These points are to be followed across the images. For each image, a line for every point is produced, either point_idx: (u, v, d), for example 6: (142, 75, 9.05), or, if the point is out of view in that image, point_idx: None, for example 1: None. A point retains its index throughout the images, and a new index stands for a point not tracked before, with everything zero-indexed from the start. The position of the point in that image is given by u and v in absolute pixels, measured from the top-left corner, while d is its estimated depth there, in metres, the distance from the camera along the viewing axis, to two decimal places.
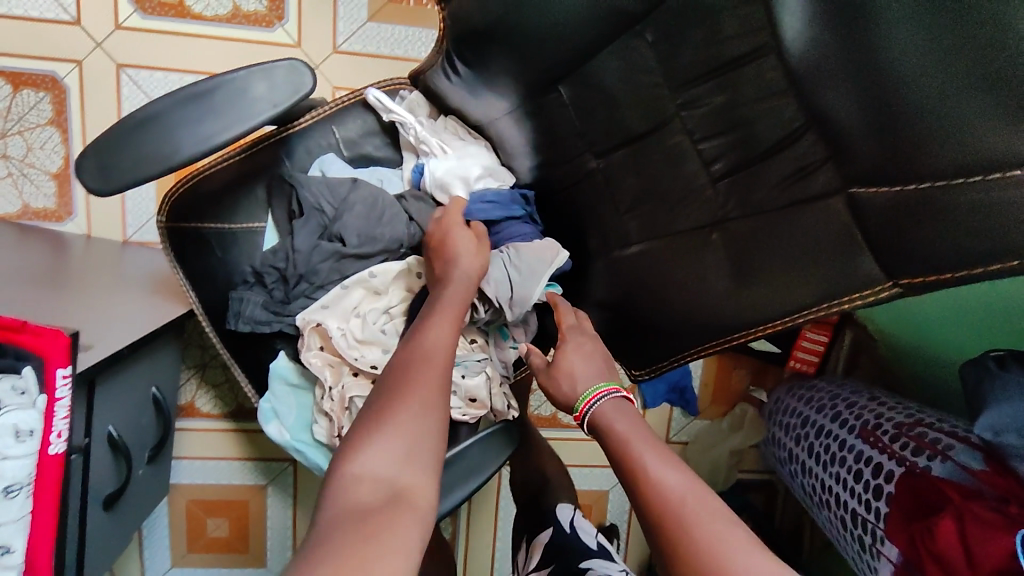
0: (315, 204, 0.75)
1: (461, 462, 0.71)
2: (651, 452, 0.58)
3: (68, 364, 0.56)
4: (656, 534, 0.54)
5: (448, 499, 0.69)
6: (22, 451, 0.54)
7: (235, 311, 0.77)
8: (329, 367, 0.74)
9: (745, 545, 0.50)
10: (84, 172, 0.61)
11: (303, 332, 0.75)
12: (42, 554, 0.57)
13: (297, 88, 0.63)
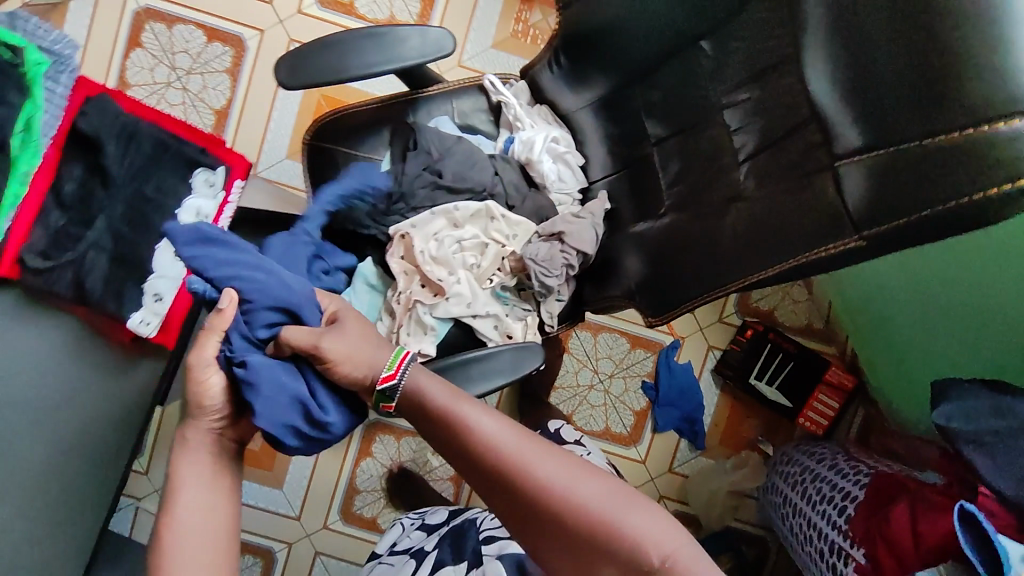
0: (426, 145, 0.94)
1: (488, 362, 0.85)
2: (469, 410, 0.74)
3: (241, 179, 0.96)
4: (504, 478, 0.69)
5: (472, 387, 0.83)
6: (195, 225, 0.90)
7: (339, 214, 0.96)
8: (404, 271, 0.94)
9: (580, 476, 0.67)
10: (278, 70, 0.83)
11: (392, 242, 0.95)
12: (177, 314, 0.88)
13: (440, 48, 0.85)
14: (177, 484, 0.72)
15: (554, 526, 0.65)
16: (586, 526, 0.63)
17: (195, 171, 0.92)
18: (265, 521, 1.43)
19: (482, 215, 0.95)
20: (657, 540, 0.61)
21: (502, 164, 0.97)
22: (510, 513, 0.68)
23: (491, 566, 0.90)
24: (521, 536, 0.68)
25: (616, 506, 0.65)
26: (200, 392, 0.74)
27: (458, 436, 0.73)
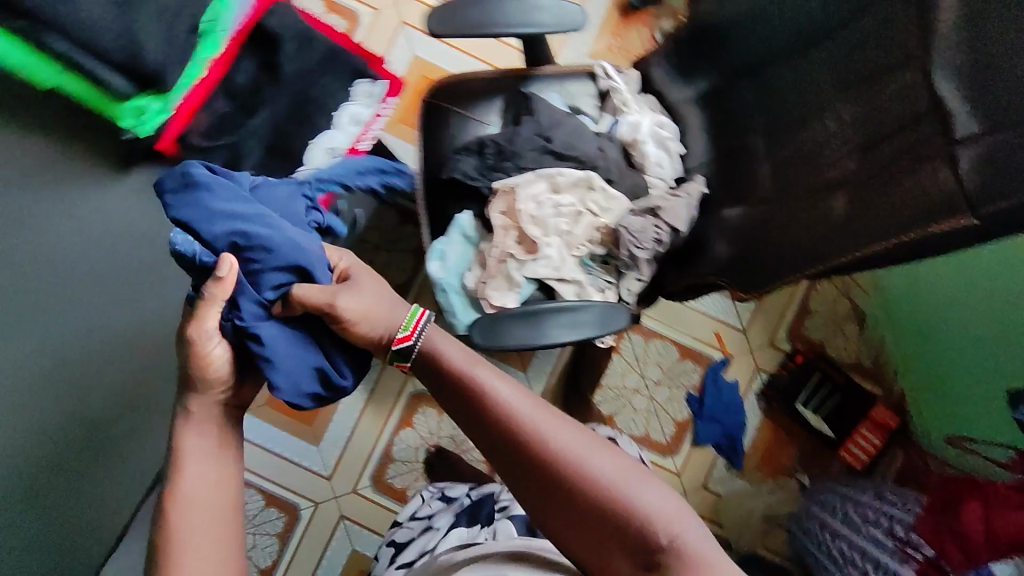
0: (539, 113, 1.01)
1: (580, 314, 0.88)
2: (486, 371, 0.72)
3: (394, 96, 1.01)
4: (515, 447, 0.67)
5: (566, 336, 0.86)
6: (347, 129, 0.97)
7: (448, 166, 1.02)
8: (504, 226, 1.00)
9: (595, 450, 0.66)
10: (429, 19, 0.90)
11: (495, 196, 1.00)
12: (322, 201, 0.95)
13: (575, 23, 0.92)
14: (182, 455, 0.71)
15: (564, 500, 0.64)
16: (597, 502, 0.63)
17: (355, 83, 0.98)
18: (298, 476, 1.45)
19: (583, 185, 0.99)
20: (669, 523, 0.61)
21: (606, 142, 1.02)
22: (519, 484, 0.67)
23: (501, 526, 0.97)
24: (530, 507, 0.67)
25: (630, 482, 0.64)
26: (205, 363, 0.71)
27: (471, 401, 0.71)
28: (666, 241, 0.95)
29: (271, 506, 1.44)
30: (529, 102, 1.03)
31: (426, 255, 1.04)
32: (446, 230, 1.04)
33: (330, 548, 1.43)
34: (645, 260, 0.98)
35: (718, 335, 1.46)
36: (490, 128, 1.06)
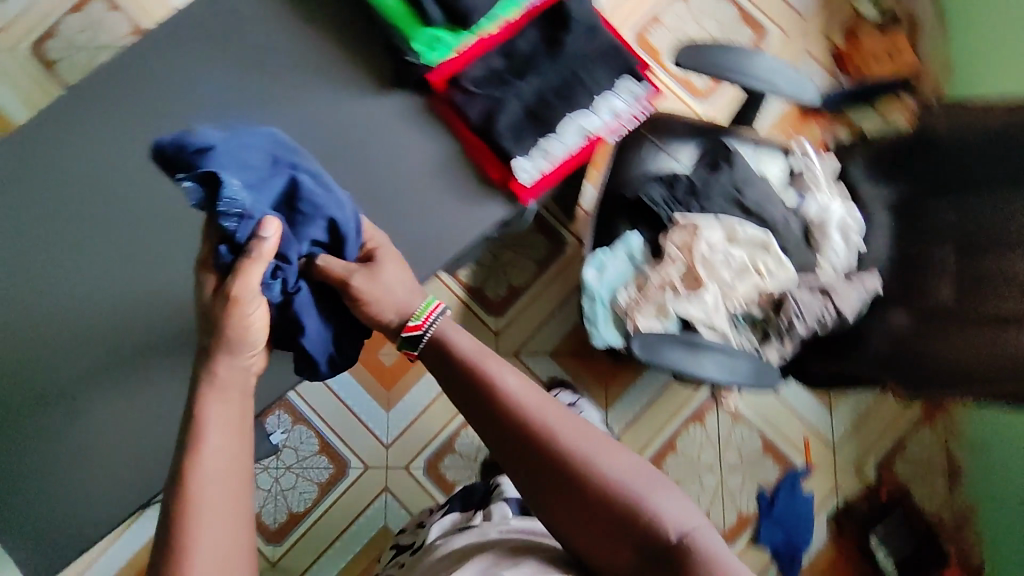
0: (738, 168, 1.05)
1: (725, 356, 0.89)
2: (493, 366, 0.72)
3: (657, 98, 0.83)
4: (524, 442, 0.66)
5: (711, 372, 0.87)
6: (601, 116, 0.81)
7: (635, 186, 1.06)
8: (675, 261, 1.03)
9: (605, 450, 0.66)
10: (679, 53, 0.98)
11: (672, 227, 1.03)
12: (548, 179, 0.81)
13: (806, 94, 0.98)
14: (199, 440, 0.66)
15: (569, 494, 0.64)
16: (609, 502, 0.63)
17: (624, 75, 0.81)
18: (358, 435, 1.47)
19: (758, 245, 1.01)
20: (680, 524, 0.62)
21: (791, 215, 1.04)
22: (526, 479, 0.66)
23: (496, 505, 0.92)
24: (537, 503, 0.66)
25: (637, 480, 0.64)
26: (240, 327, 0.69)
27: (480, 390, 0.70)
28: (830, 321, 0.95)
29: (323, 455, 1.46)
30: (729, 154, 1.06)
31: (585, 261, 1.08)
32: (613, 243, 1.08)
33: (362, 516, 1.43)
34: (799, 336, 0.97)
35: (806, 442, 1.43)
36: (681, 170, 1.08)
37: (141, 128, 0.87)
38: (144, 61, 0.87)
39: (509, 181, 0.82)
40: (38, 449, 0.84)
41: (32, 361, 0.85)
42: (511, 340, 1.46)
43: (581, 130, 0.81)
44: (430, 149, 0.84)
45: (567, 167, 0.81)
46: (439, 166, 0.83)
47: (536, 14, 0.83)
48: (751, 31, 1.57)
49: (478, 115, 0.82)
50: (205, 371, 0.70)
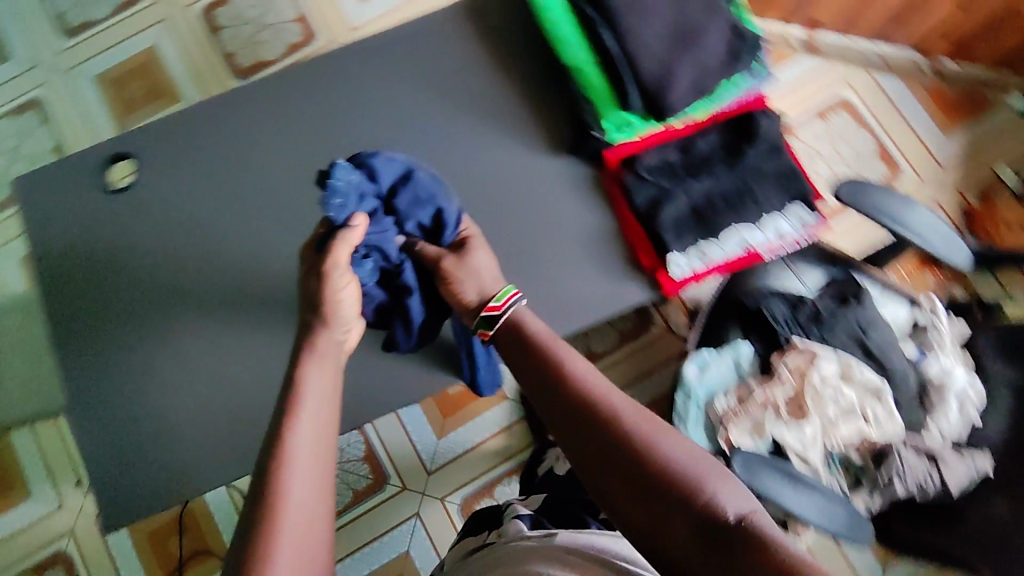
0: (866, 308, 1.03)
1: (823, 500, 0.89)
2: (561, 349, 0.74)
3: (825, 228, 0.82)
4: (583, 417, 0.67)
5: (810, 514, 0.87)
6: (766, 233, 0.81)
7: (758, 295, 1.06)
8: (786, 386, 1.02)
9: (667, 436, 0.65)
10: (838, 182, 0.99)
11: (788, 349, 1.03)
12: (697, 280, 0.82)
13: (954, 256, 0.97)
14: (297, 406, 0.68)
15: (628, 472, 0.63)
16: (669, 483, 0.61)
17: (797, 202, 0.82)
18: (405, 453, 1.47)
19: (872, 391, 0.99)
20: (738, 507, 0.59)
21: (907, 368, 1.01)
22: (586, 456, 0.65)
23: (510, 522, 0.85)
24: (595, 482, 0.64)
25: (697, 465, 0.63)
26: (334, 301, 0.76)
27: (548, 369, 0.72)
28: (930, 487, 0.93)
29: (366, 463, 1.47)
30: (859, 291, 1.04)
31: (689, 355, 1.08)
32: (724, 346, 1.08)
33: (388, 534, 1.44)
34: (895, 496, 0.95)
35: None
36: (805, 293, 1.07)
37: (323, 134, 0.92)
38: (342, 73, 0.93)
39: (658, 271, 0.83)
40: (154, 403, 0.89)
41: (168, 317, 0.91)
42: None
43: (742, 243, 0.81)
44: (589, 224, 0.87)
45: (719, 273, 0.82)
46: (594, 242, 0.86)
47: (725, 120, 0.84)
48: (885, 169, 1.52)
49: (643, 202, 0.83)
50: (305, 343, 0.75)
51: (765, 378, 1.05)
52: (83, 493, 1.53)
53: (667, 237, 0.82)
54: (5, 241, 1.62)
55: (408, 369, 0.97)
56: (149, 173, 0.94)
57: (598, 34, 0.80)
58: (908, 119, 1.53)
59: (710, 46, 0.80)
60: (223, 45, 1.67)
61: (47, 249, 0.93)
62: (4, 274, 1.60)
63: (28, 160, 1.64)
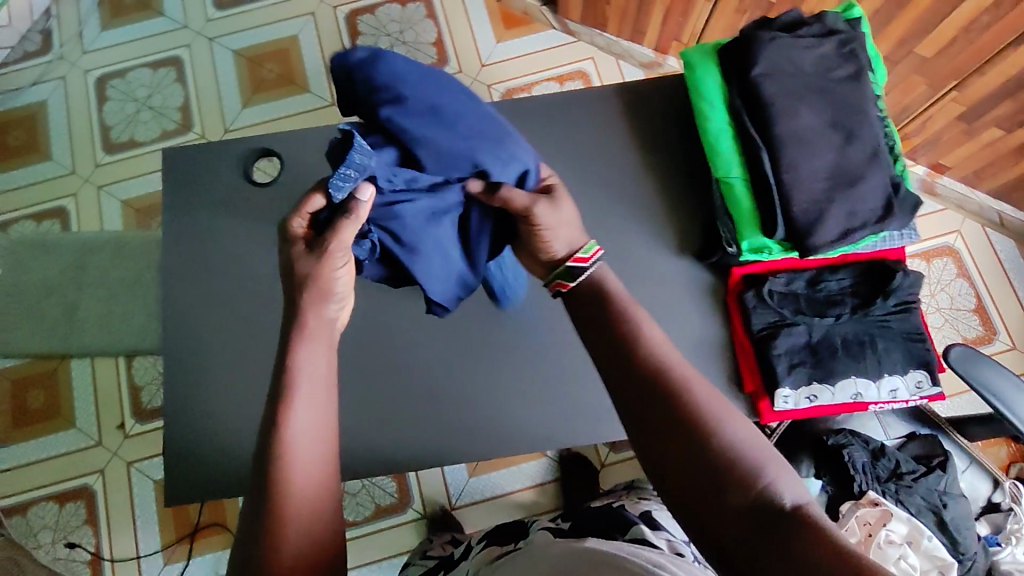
0: (949, 480, 1.04)
1: None
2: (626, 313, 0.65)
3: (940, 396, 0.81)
4: (644, 386, 0.60)
5: None
6: (881, 389, 0.81)
7: (842, 436, 1.07)
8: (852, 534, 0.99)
9: (731, 414, 0.59)
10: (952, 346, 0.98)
11: (862, 502, 1.02)
12: (799, 416, 0.82)
13: None
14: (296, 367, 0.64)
15: (684, 450, 0.57)
16: (732, 468, 0.55)
17: (920, 368, 0.82)
18: (434, 481, 1.48)
19: (937, 565, 0.98)
20: (795, 495, 0.55)
21: (982, 552, 1.04)
22: (645, 420, 0.59)
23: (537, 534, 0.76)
24: (647, 447, 0.58)
25: (758, 451, 0.57)
26: (327, 281, 0.69)
27: (610, 323, 0.65)
28: None
29: (395, 481, 1.48)
30: (943, 459, 1.06)
31: None
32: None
33: (398, 558, 1.44)
34: None
35: None
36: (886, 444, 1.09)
37: None
38: None
39: (758, 398, 0.83)
40: (235, 394, 0.92)
41: (268, 315, 0.94)
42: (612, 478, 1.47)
43: (854, 390, 0.81)
44: (697, 334, 0.87)
45: (822, 413, 0.82)
46: (697, 353, 0.87)
47: (861, 265, 0.84)
48: (980, 328, 1.47)
49: (760, 326, 0.83)
50: (296, 325, 0.68)
51: (830, 523, 1.03)
52: (122, 436, 1.57)
53: (776, 370, 0.81)
54: (113, 181, 1.70)
55: (478, 421, 0.98)
56: (287, 177, 0.98)
57: (755, 155, 0.80)
58: (1014, 283, 1.49)
59: (865, 194, 0.79)
60: (358, 50, 1.73)
61: (175, 223, 0.97)
62: (106, 211, 1.68)
63: (154, 112, 1.73)
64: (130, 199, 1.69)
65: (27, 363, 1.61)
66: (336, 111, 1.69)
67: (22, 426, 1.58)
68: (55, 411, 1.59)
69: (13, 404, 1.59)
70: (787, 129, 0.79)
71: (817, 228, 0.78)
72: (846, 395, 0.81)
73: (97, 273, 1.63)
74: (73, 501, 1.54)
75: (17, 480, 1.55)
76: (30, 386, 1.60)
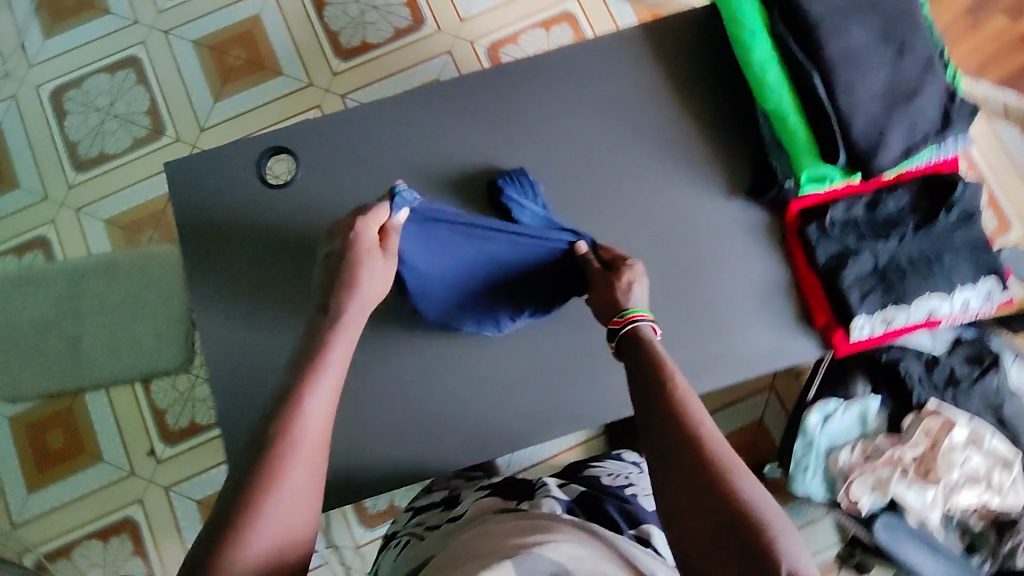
0: (1002, 377, 1.07)
1: None
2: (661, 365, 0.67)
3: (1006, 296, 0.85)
4: (667, 431, 0.61)
5: None
6: (954, 302, 0.84)
7: (896, 351, 1.06)
8: (919, 445, 1.02)
9: (746, 470, 0.57)
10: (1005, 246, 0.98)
11: (925, 411, 1.04)
12: (876, 340, 0.85)
13: None
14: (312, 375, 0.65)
15: (698, 499, 0.56)
16: (734, 519, 0.53)
17: (988, 276, 0.85)
18: None
19: (1000, 461, 1.02)
20: (793, 560, 0.50)
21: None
22: (660, 463, 0.60)
23: (544, 500, 0.78)
24: (661, 491, 0.59)
25: (767, 512, 0.54)
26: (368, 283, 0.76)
27: (644, 372, 0.67)
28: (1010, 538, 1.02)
29: None
30: (994, 357, 1.07)
31: (816, 402, 1.06)
32: (852, 399, 1.07)
33: None
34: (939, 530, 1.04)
35: None
36: (937, 352, 1.07)
37: (488, 147, 0.92)
38: (512, 89, 0.92)
39: (831, 331, 0.87)
40: None
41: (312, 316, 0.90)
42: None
43: (930, 309, 0.83)
44: (764, 272, 0.90)
45: (897, 333, 0.85)
46: (764, 291, 0.89)
47: (918, 181, 0.86)
48: (994, 221, 1.47)
49: (825, 259, 0.85)
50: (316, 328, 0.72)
51: (894, 438, 1.05)
52: (154, 462, 1.52)
53: (849, 300, 0.83)
54: (92, 201, 1.60)
55: (540, 390, 0.95)
56: (307, 170, 0.91)
57: (807, 83, 0.81)
58: None
59: (923, 107, 0.82)
60: (327, 22, 1.62)
61: (195, 237, 0.90)
62: (89, 234, 1.59)
63: (120, 120, 1.62)
64: (114, 217, 1.59)
65: (39, 404, 1.54)
66: (315, 91, 1.60)
67: (48, 469, 1.52)
68: (78, 448, 1.53)
69: (33, 448, 1.53)
70: (841, 54, 0.80)
71: (882, 149, 0.80)
72: (921, 313, 0.84)
73: (95, 300, 1.55)
74: (117, 534, 1.50)
75: (55, 523, 1.50)
76: (47, 426, 1.54)
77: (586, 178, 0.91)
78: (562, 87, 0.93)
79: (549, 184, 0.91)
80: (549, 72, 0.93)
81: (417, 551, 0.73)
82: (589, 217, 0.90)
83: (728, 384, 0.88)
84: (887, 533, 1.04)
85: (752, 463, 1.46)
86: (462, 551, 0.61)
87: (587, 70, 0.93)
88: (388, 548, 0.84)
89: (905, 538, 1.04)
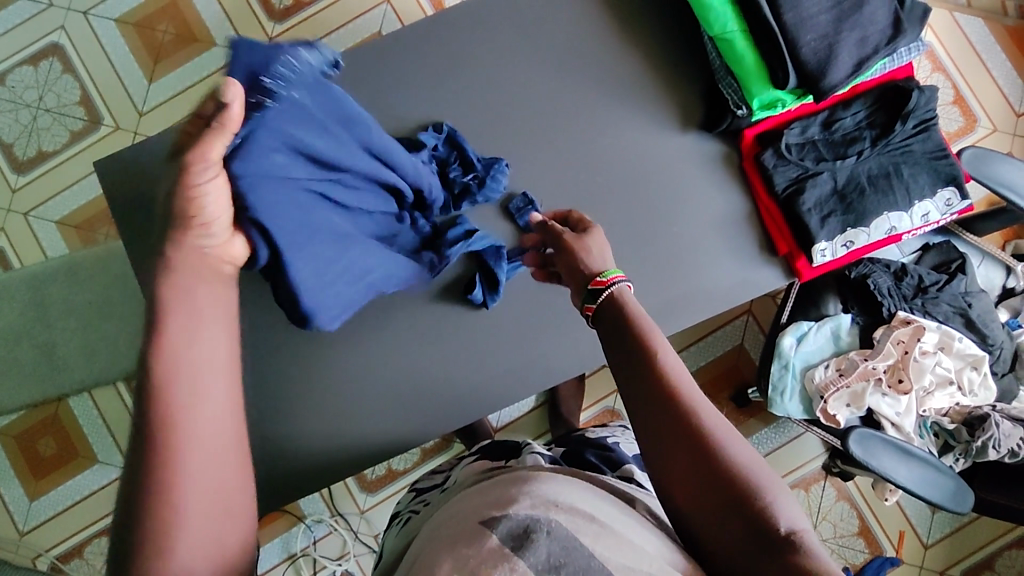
0: (966, 282, 1.09)
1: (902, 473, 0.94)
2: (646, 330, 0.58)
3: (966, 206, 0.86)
4: (664, 411, 0.53)
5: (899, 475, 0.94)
6: (914, 220, 0.85)
7: (865, 267, 1.07)
8: (892, 357, 1.03)
9: (734, 433, 0.53)
10: (961, 151, 0.97)
11: (895, 322, 1.05)
12: (837, 261, 0.86)
13: None
14: (171, 383, 0.47)
15: (700, 477, 0.51)
16: (740, 496, 0.50)
17: (946, 189, 0.85)
18: None
19: (970, 361, 1.04)
20: (790, 517, 0.50)
21: (1009, 337, 1.09)
22: (648, 432, 0.54)
23: (529, 454, 0.74)
24: (651, 458, 0.54)
25: (764, 477, 0.51)
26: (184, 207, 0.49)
27: (624, 331, 0.58)
28: (980, 434, 1.02)
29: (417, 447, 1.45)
30: (961, 262, 1.10)
31: (786, 327, 1.08)
32: (824, 318, 1.08)
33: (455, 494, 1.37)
34: (909, 428, 1.04)
35: (901, 535, 1.48)
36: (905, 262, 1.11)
37: (428, 103, 0.88)
38: (446, 40, 0.88)
39: (794, 258, 0.87)
40: None
41: None
42: (599, 388, 1.39)
43: (889, 229, 0.84)
44: (725, 207, 0.88)
45: (858, 253, 0.86)
46: (724, 225, 0.88)
47: (873, 96, 0.86)
48: (962, 119, 1.46)
49: (785, 185, 0.85)
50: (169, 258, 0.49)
51: (867, 351, 1.05)
52: None
53: (810, 226, 0.83)
54: (38, 203, 1.54)
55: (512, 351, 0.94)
56: None
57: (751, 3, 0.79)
58: (989, 66, 1.47)
59: (873, 16, 0.80)
60: None
61: None
62: (44, 238, 1.54)
63: (53, 114, 1.54)
64: (65, 218, 1.54)
65: (25, 415, 1.53)
66: None
67: (44, 476, 1.53)
68: (72, 452, 1.53)
69: (26, 458, 1.53)
70: None
71: (833, 64, 0.78)
72: (880, 232, 0.84)
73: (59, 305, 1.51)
74: None
75: (60, 527, 1.52)
76: (36, 435, 1.53)
77: (533, 126, 0.88)
78: (502, 31, 0.88)
79: (498, 139, 0.88)
80: (483, 14, 0.88)
81: (408, 529, 0.70)
82: (545, 168, 0.88)
83: (698, 322, 0.88)
84: (861, 446, 0.94)
85: (736, 388, 1.48)
86: (446, 522, 0.55)
87: (523, 10, 0.88)
88: (390, 529, 0.81)
89: (878, 447, 0.94)
